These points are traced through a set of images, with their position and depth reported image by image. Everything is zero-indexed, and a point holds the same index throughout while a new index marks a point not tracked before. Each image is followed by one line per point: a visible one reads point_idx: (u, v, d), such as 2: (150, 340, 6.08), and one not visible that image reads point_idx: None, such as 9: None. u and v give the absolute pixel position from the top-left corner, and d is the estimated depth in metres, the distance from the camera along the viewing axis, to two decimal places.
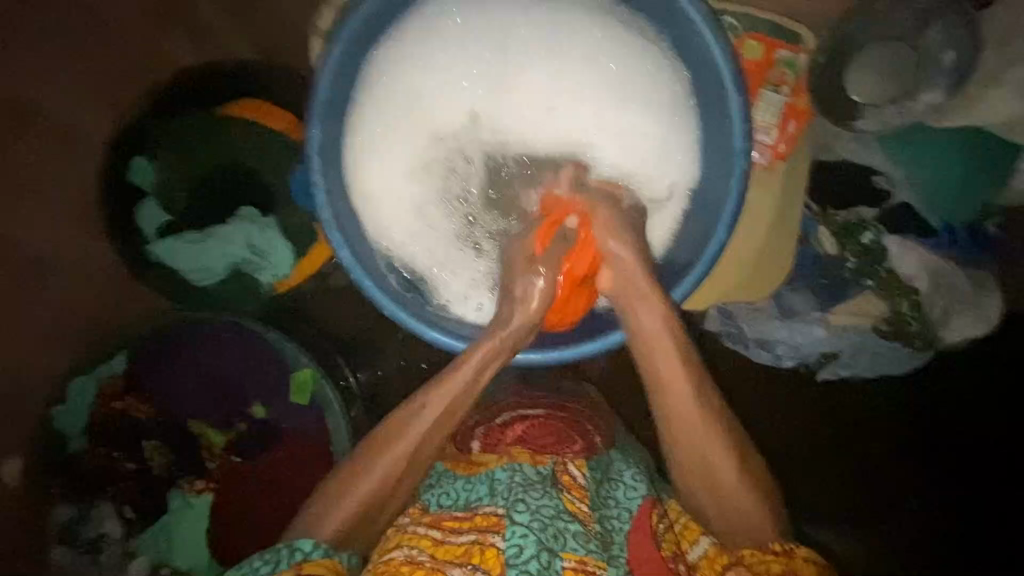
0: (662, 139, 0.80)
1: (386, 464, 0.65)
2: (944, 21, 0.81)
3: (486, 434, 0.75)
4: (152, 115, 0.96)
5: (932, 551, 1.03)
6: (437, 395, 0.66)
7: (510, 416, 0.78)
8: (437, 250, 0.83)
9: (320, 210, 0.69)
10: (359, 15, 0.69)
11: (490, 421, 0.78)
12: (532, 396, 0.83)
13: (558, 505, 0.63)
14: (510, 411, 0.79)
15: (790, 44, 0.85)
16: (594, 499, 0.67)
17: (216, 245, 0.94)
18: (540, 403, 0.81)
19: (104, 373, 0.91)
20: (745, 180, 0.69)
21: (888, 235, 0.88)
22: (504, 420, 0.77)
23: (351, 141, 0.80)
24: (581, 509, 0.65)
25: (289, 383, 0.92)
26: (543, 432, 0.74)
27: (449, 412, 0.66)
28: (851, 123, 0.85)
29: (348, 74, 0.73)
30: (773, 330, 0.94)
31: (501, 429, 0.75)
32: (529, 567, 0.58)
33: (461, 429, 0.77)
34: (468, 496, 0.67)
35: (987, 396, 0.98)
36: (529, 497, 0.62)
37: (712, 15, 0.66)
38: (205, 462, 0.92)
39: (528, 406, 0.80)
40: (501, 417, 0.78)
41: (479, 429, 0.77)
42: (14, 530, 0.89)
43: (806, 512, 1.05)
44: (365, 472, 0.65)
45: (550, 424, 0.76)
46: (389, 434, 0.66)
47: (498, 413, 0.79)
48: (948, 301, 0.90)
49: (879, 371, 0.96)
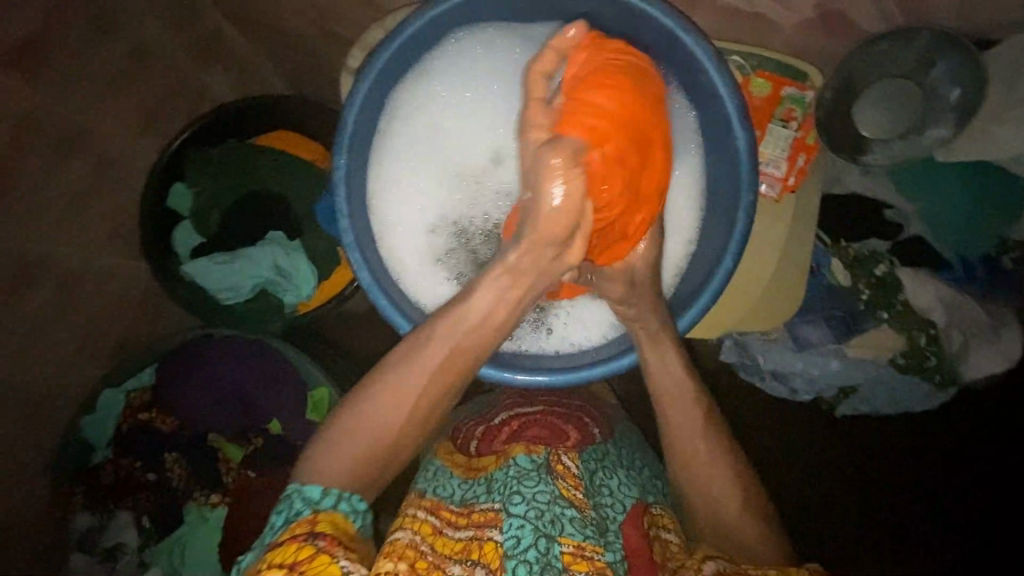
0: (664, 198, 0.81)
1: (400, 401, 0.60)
2: (950, 60, 0.78)
3: (484, 433, 0.78)
4: (190, 146, 1.01)
5: (940, 557, 1.11)
6: (448, 329, 0.61)
7: (506, 415, 0.80)
8: (426, 260, 0.86)
9: (343, 235, 0.73)
10: (383, 54, 0.72)
11: (489, 420, 0.81)
12: (532, 395, 0.85)
13: (553, 491, 0.65)
14: (507, 410, 0.81)
15: (798, 82, 0.83)
16: (589, 487, 0.69)
17: (243, 266, 0.99)
18: (539, 400, 0.83)
19: (131, 387, 0.96)
20: (752, 210, 0.72)
21: (901, 268, 0.91)
22: (501, 420, 0.79)
23: (375, 171, 0.83)
24: (576, 496, 0.66)
25: (306, 402, 0.96)
26: (537, 427, 0.76)
27: (459, 356, 0.62)
28: (862, 156, 0.85)
29: (375, 105, 0.77)
30: (790, 363, 0.98)
31: (498, 428, 0.78)
32: (528, 555, 0.60)
33: (462, 433, 0.80)
34: (464, 493, 0.69)
35: (970, 419, 1.07)
36: (524, 487, 0.65)
37: (717, 54, 0.69)
38: (222, 476, 0.96)
39: (526, 404, 0.82)
40: (497, 417, 0.80)
41: (478, 429, 0.80)
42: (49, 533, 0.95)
43: (826, 527, 1.13)
44: (381, 408, 0.60)
45: (546, 420, 0.77)
46: (399, 360, 0.61)
47: (496, 413, 0.82)
48: (967, 337, 0.92)
49: (900, 407, 1.00)
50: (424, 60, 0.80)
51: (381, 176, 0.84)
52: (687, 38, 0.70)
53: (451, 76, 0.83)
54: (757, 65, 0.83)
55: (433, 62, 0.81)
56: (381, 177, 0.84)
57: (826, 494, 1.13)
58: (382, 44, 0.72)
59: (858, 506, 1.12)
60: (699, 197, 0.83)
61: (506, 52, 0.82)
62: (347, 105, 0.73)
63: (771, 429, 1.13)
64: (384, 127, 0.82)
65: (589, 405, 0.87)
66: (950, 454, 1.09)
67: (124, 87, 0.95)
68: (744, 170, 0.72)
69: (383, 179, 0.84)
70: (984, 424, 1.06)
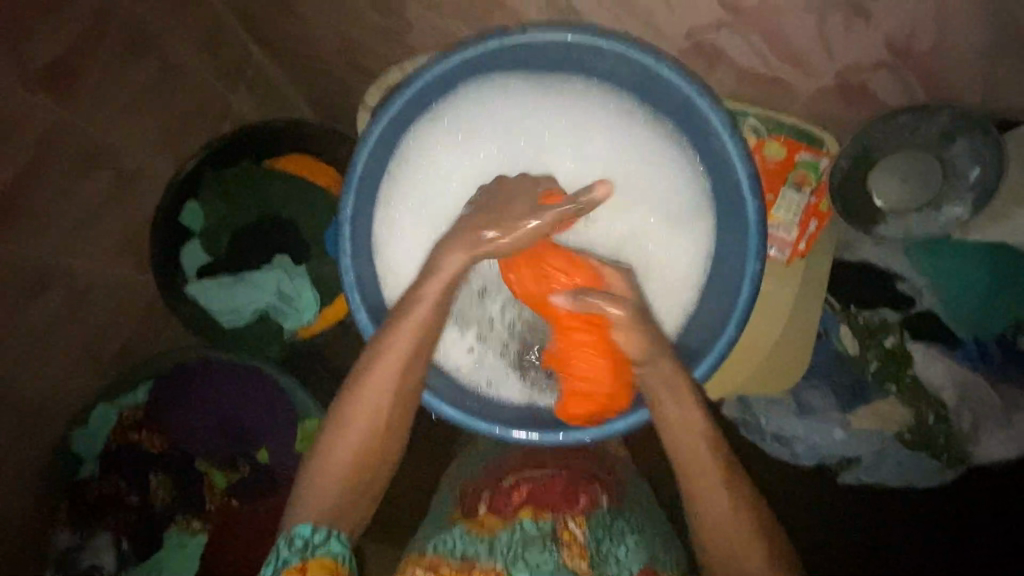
0: (658, 270, 0.84)
1: (357, 415, 0.64)
2: (972, 137, 0.75)
3: (492, 496, 0.77)
4: (209, 166, 1.03)
5: None
6: (398, 338, 0.65)
7: (515, 478, 0.79)
8: None
9: (345, 275, 0.73)
10: (399, 101, 0.73)
11: (496, 484, 0.79)
12: (537, 454, 0.85)
13: (557, 561, 0.66)
14: (515, 473, 0.80)
15: (813, 147, 0.82)
16: (594, 557, 0.68)
17: (250, 289, 0.99)
18: (547, 463, 0.82)
19: (126, 404, 0.96)
20: (759, 281, 0.71)
21: (912, 341, 0.89)
22: (510, 483, 0.78)
23: (382, 211, 0.84)
24: (580, 566, 0.67)
25: (297, 432, 0.96)
26: (548, 489, 0.76)
27: (410, 357, 0.66)
28: (873, 228, 0.84)
29: (388, 147, 0.78)
30: (792, 427, 0.96)
31: (507, 490, 0.77)
32: None
33: (469, 494, 0.79)
34: (466, 549, 0.68)
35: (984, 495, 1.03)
36: (529, 554, 0.67)
37: (732, 123, 0.69)
38: (205, 501, 0.97)
39: (534, 466, 0.82)
40: (506, 480, 0.79)
41: (485, 492, 0.78)
42: (33, 542, 0.95)
43: None
44: (348, 430, 0.64)
45: (554, 483, 0.77)
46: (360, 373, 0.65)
47: (502, 475, 0.81)
48: (980, 420, 0.88)
49: (904, 481, 0.97)
50: (440, 105, 0.81)
51: (385, 217, 0.84)
52: (702, 102, 0.69)
53: (465, 123, 0.83)
54: (775, 129, 0.82)
55: (449, 110, 0.82)
56: (389, 216, 0.85)
57: (823, 559, 1.09)
58: (398, 91, 0.73)
59: (862, 573, 1.08)
60: (704, 257, 0.83)
61: (522, 102, 0.82)
62: (359, 147, 0.73)
63: (778, 487, 1.08)
64: (394, 169, 0.83)
65: (593, 459, 0.86)
66: (957, 529, 1.04)
67: (148, 106, 0.96)
68: (751, 241, 0.71)
69: (391, 219, 0.85)
70: (999, 503, 1.02)
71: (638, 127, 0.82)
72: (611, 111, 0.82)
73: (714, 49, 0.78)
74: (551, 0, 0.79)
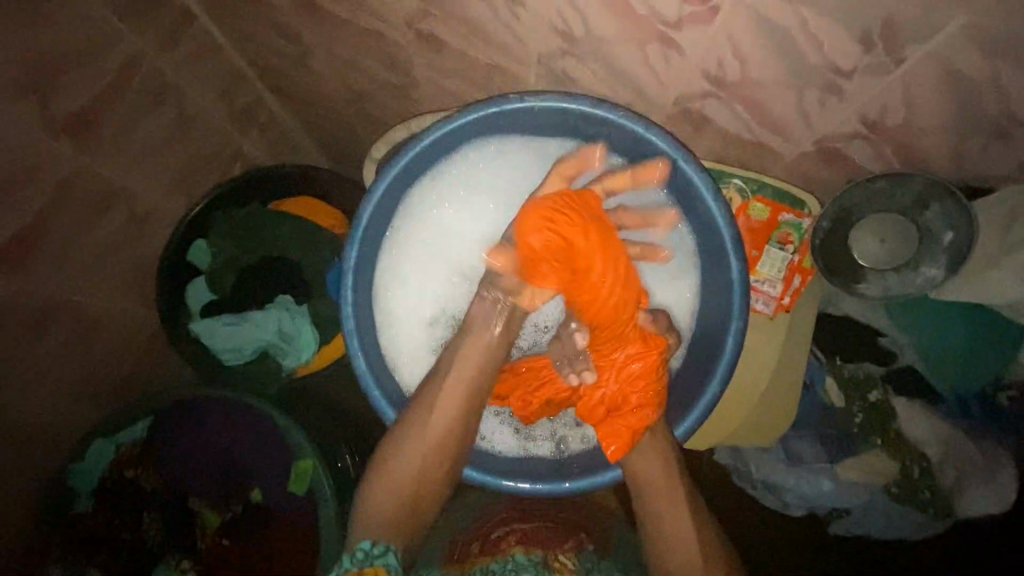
0: None
1: (420, 438, 0.73)
2: (943, 204, 0.78)
3: (483, 543, 0.82)
4: (215, 209, 1.07)
5: None
6: (461, 373, 0.76)
7: (503, 528, 0.83)
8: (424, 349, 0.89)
9: (346, 322, 0.77)
10: (404, 159, 0.77)
11: (485, 534, 0.83)
12: (524, 505, 0.88)
13: None
14: (502, 525, 0.84)
15: (795, 209, 0.86)
16: None
17: (251, 328, 1.02)
18: (532, 516, 0.86)
19: (124, 439, 0.97)
20: (741, 336, 0.75)
21: (895, 395, 0.92)
22: (499, 534, 0.82)
23: (384, 259, 0.87)
24: None
25: (290, 472, 0.96)
26: (536, 531, 0.82)
27: (469, 384, 0.76)
28: (854, 286, 0.86)
29: (391, 200, 0.82)
30: (782, 476, 0.98)
31: (497, 538, 0.81)
32: None
33: (457, 546, 0.82)
34: None
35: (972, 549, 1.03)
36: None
37: (716, 188, 0.74)
38: (197, 541, 0.97)
39: (520, 518, 0.86)
40: (495, 531, 0.83)
41: (474, 543, 0.82)
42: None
43: None
44: (409, 452, 0.72)
45: (540, 529, 0.83)
46: (426, 403, 0.75)
47: (492, 527, 0.84)
48: (961, 473, 0.91)
49: (894, 535, 0.97)
50: (442, 162, 0.86)
51: (389, 266, 0.88)
52: (687, 167, 0.74)
53: (465, 179, 0.88)
54: (758, 191, 0.87)
55: (450, 166, 0.87)
56: (389, 265, 0.88)
57: None
58: (404, 150, 0.78)
59: None
60: (689, 310, 0.86)
61: (520, 161, 0.87)
62: (364, 201, 0.77)
63: (769, 534, 1.09)
64: (397, 220, 0.87)
65: (578, 514, 0.90)
66: None
67: (166, 151, 1.01)
68: (734, 298, 0.75)
69: (392, 268, 0.89)
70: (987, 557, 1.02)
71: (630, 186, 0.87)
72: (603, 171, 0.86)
73: (702, 116, 0.82)
74: (549, 68, 0.85)
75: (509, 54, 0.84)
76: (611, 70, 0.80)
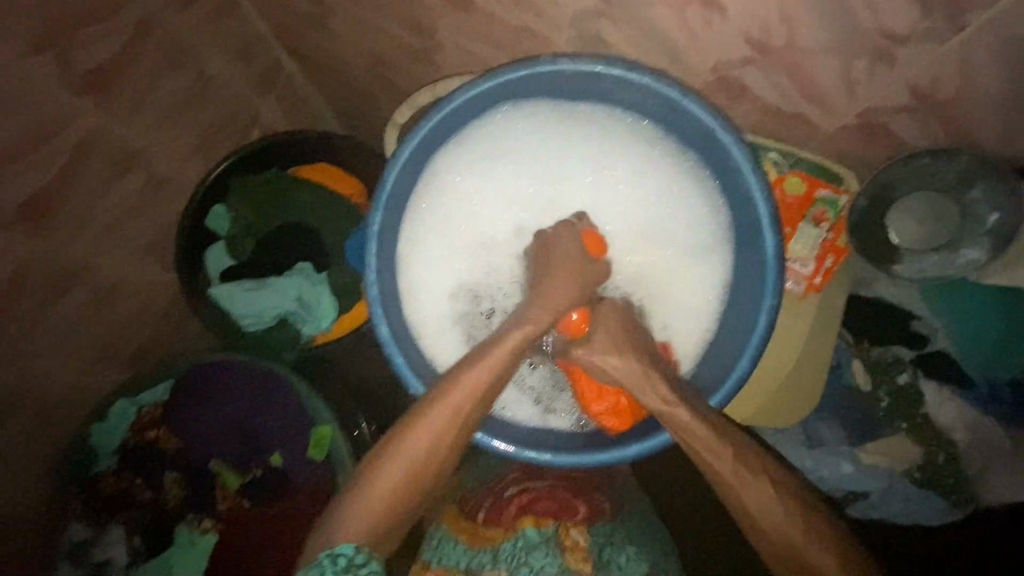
0: (672, 298, 0.87)
1: (417, 440, 0.66)
2: (988, 184, 0.75)
3: (492, 507, 0.80)
4: (235, 173, 1.05)
5: None
6: (468, 379, 0.70)
7: (516, 489, 0.82)
8: (445, 318, 0.88)
9: (370, 288, 0.75)
10: (429, 123, 0.75)
11: (497, 493, 0.83)
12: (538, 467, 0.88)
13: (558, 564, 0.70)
14: (516, 485, 0.84)
15: (833, 185, 0.83)
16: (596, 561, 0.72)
17: (272, 294, 1.01)
18: (547, 474, 0.86)
19: (145, 400, 1.00)
20: (774, 313, 0.73)
21: (925, 379, 0.90)
22: (511, 495, 0.82)
23: (405, 226, 0.86)
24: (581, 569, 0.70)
25: (309, 438, 0.97)
26: (546, 499, 0.80)
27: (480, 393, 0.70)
28: (889, 266, 0.84)
29: (415, 165, 0.80)
30: (799, 456, 0.95)
31: (507, 502, 0.80)
32: None
33: (470, 502, 0.83)
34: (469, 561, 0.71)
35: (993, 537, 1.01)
36: (532, 559, 0.70)
37: (755, 161, 0.71)
38: (217, 503, 0.98)
39: (534, 477, 0.85)
40: (507, 491, 0.83)
41: (487, 501, 0.82)
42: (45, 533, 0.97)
43: None
44: (402, 455, 0.66)
45: (552, 493, 0.81)
46: (427, 405, 0.68)
47: (504, 487, 0.84)
48: (988, 460, 0.89)
49: (914, 519, 0.95)
50: (467, 128, 0.83)
51: (410, 233, 0.87)
52: (726, 138, 0.71)
53: (489, 146, 0.86)
54: (793, 164, 0.84)
55: (475, 132, 0.84)
56: (410, 232, 0.87)
57: None
58: (429, 113, 0.75)
59: None
60: (718, 286, 0.85)
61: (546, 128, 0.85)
62: (389, 165, 0.75)
63: None
64: (419, 187, 0.85)
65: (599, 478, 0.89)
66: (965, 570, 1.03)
67: (182, 112, 0.99)
68: (770, 276, 0.73)
69: (413, 235, 0.87)
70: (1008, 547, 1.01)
71: (659, 157, 0.84)
72: (631, 140, 0.84)
73: (740, 84, 0.79)
74: (581, 30, 0.81)
75: (539, 14, 0.80)
76: (646, 33, 0.76)
